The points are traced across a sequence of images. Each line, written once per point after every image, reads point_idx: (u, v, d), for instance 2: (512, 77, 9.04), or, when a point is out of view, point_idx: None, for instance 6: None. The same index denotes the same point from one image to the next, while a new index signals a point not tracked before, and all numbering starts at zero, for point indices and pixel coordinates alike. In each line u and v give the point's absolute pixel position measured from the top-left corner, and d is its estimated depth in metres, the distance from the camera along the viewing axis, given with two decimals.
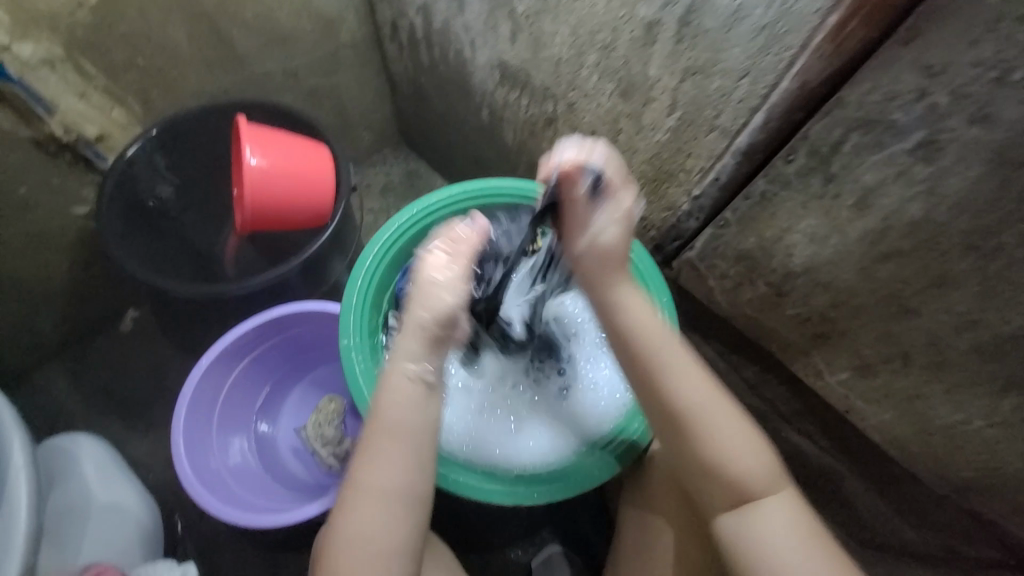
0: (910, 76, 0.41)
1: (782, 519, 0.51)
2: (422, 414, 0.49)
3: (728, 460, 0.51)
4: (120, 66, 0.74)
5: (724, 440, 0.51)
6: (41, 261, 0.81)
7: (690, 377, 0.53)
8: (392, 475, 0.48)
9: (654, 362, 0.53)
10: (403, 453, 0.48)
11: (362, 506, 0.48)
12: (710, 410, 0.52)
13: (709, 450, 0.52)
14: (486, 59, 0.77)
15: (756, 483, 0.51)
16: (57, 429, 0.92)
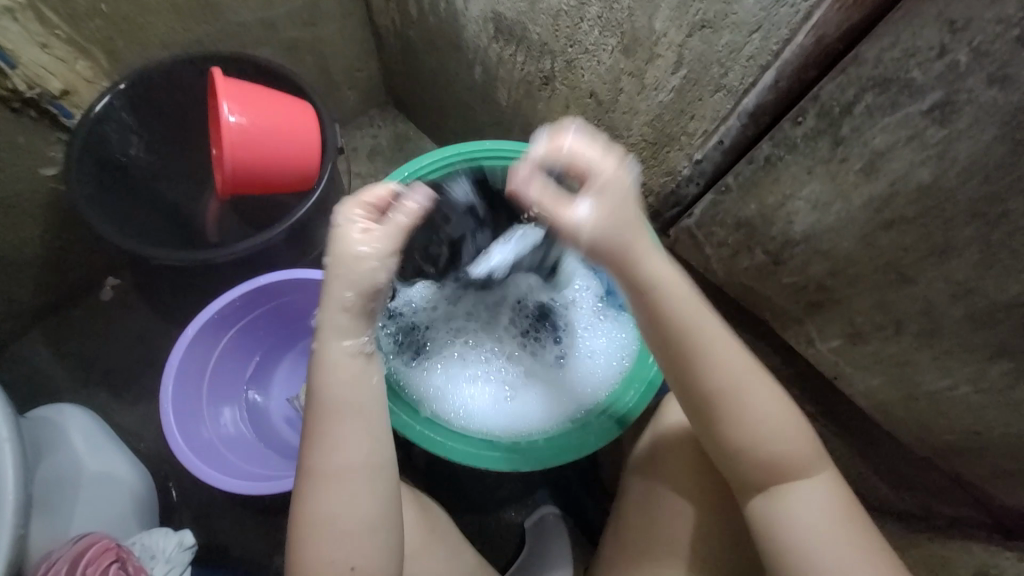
0: (932, 32, 0.39)
1: (820, 493, 0.51)
2: (367, 386, 0.49)
3: (772, 439, 0.51)
4: (83, 14, 0.67)
5: (766, 419, 0.51)
6: (9, 226, 0.77)
7: (734, 359, 0.51)
8: (353, 449, 0.48)
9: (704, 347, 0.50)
10: (355, 427, 0.48)
11: (324, 486, 0.47)
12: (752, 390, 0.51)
13: (752, 431, 0.51)
14: (479, 11, 0.73)
15: (795, 460, 0.51)
16: (40, 399, 0.89)
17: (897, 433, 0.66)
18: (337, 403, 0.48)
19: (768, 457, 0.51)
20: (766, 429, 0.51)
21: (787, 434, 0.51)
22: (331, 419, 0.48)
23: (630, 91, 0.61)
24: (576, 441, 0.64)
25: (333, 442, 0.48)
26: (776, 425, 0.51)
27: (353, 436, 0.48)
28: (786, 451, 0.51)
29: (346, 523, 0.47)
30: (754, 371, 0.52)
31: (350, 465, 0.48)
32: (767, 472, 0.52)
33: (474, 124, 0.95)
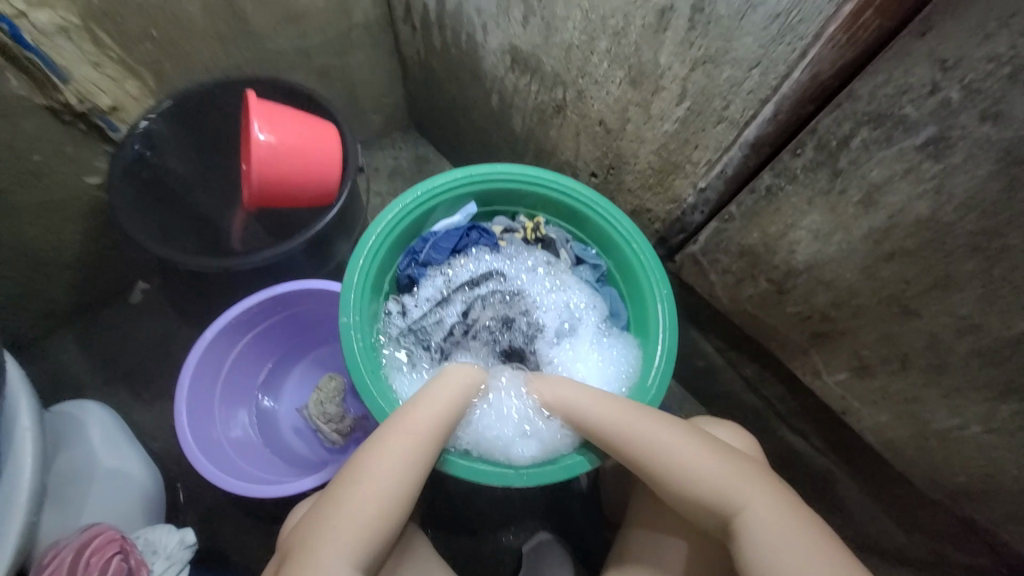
0: (923, 69, 0.40)
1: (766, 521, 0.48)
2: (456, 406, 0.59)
3: (685, 481, 0.52)
4: (134, 38, 0.73)
5: (674, 464, 0.52)
6: (53, 230, 0.82)
7: (619, 419, 0.56)
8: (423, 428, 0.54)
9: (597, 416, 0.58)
10: (434, 418, 0.56)
11: (391, 440, 0.52)
12: (650, 438, 0.54)
13: (664, 474, 0.53)
14: (497, 44, 0.77)
15: (720, 490, 0.50)
16: (64, 395, 0.93)
17: (909, 474, 0.64)
18: (439, 400, 0.57)
19: (693, 498, 0.51)
20: (673, 476, 0.52)
21: (702, 471, 0.51)
22: (432, 410, 0.56)
23: (637, 122, 0.63)
24: (567, 459, 0.62)
25: (417, 422, 0.54)
26: (683, 468, 0.52)
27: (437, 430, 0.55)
28: (708, 487, 0.51)
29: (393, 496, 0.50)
30: (646, 421, 0.55)
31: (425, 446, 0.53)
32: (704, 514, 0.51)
33: (491, 150, 0.99)
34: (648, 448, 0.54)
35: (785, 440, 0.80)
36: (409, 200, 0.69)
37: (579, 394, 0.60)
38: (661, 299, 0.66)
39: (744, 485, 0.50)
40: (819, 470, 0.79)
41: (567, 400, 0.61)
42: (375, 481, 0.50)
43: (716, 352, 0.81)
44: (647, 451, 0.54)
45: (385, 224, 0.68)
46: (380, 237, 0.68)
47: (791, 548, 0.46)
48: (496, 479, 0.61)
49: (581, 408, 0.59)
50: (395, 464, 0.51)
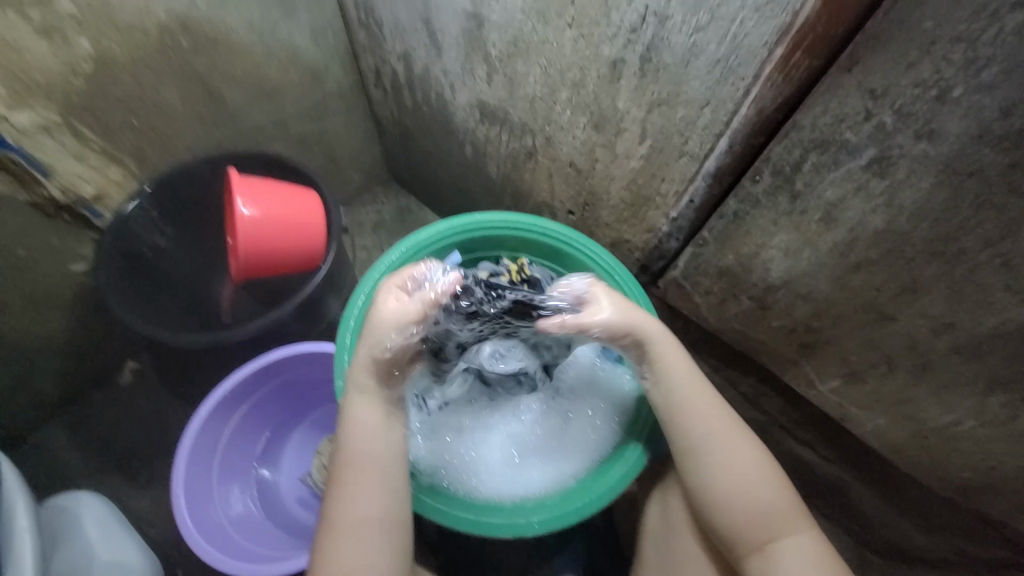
0: (855, 99, 0.43)
1: (802, 548, 0.54)
2: (381, 417, 0.59)
3: (749, 492, 0.56)
4: (116, 128, 0.75)
5: (746, 477, 0.56)
6: (40, 320, 0.82)
7: (716, 418, 0.58)
8: (366, 455, 0.57)
9: (697, 403, 0.58)
10: (367, 444, 0.57)
11: (349, 481, 0.56)
12: (731, 445, 0.57)
13: (737, 477, 0.56)
14: (466, 100, 0.81)
15: (774, 507, 0.55)
16: (56, 489, 0.91)
17: (916, 473, 0.65)
18: (366, 423, 0.58)
19: (744, 509, 0.55)
20: (743, 485, 0.56)
21: (765, 494, 0.56)
22: (364, 436, 0.57)
23: (604, 161, 0.67)
24: (578, 501, 0.63)
25: (356, 455, 0.57)
26: (747, 484, 0.56)
27: (383, 447, 0.58)
28: (767, 507, 0.55)
29: (372, 533, 0.55)
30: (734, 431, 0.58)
31: (373, 472, 0.57)
32: (749, 525, 0.55)
33: (470, 196, 1.02)
34: (734, 453, 0.57)
35: (793, 451, 0.81)
36: (396, 256, 0.71)
37: (686, 377, 0.59)
38: None
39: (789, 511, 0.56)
40: (830, 477, 0.79)
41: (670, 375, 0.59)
42: (341, 525, 0.55)
43: (712, 370, 0.82)
44: (728, 459, 0.57)
45: (373, 282, 0.69)
46: (369, 295, 0.69)
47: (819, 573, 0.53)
48: (510, 530, 0.61)
49: (683, 391, 0.59)
50: (362, 504, 0.56)
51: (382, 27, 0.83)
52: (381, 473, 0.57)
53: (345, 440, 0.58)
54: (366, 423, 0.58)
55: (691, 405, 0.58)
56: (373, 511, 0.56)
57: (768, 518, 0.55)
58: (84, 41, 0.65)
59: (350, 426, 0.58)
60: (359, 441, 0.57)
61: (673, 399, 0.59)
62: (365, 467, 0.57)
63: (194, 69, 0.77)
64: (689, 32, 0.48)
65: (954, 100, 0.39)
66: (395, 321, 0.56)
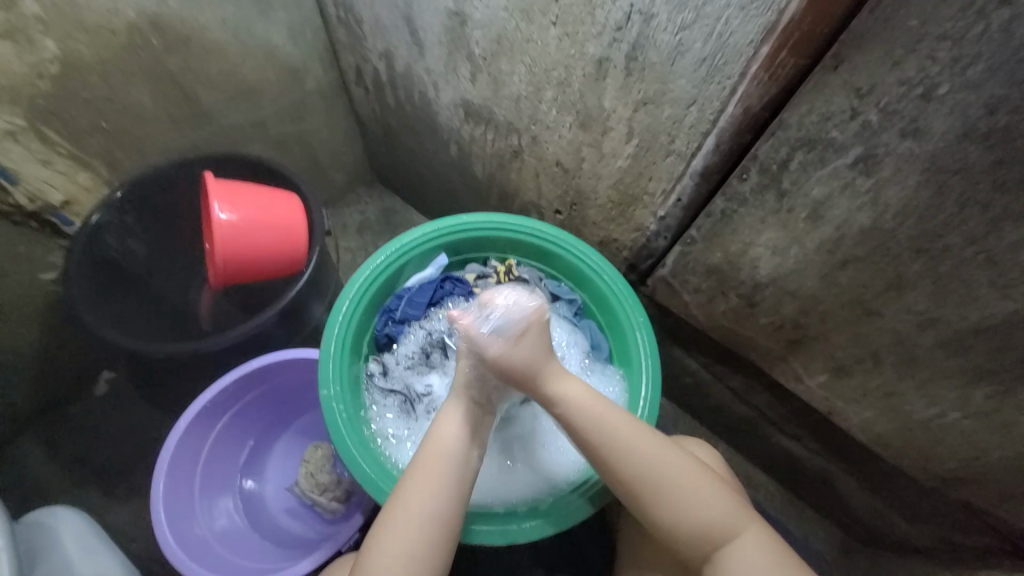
0: (841, 97, 0.43)
1: (754, 554, 0.51)
2: (473, 410, 0.58)
3: (687, 513, 0.52)
4: (84, 132, 0.72)
5: (681, 495, 0.53)
6: (8, 332, 0.78)
7: (633, 443, 0.54)
8: (455, 440, 0.56)
9: (604, 436, 0.55)
10: (456, 432, 0.56)
11: (430, 460, 0.54)
12: (659, 470, 0.53)
13: (667, 502, 0.53)
14: (450, 99, 0.79)
15: (722, 520, 0.52)
16: (29, 506, 0.87)
17: (902, 465, 0.66)
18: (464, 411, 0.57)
19: (687, 529, 0.52)
20: (678, 507, 0.53)
21: (707, 508, 0.52)
22: (458, 424, 0.57)
23: (591, 160, 0.66)
24: (570, 502, 0.62)
25: (443, 450, 0.55)
26: (684, 504, 0.53)
27: (468, 440, 0.56)
28: (709, 522, 0.52)
29: (438, 518, 0.52)
30: (658, 454, 0.54)
31: (456, 470, 0.55)
32: (693, 542, 0.53)
33: (456, 196, 1.01)
34: (663, 478, 0.53)
35: (782, 445, 0.81)
36: (381, 260, 0.70)
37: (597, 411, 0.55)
38: (639, 327, 0.68)
39: (736, 524, 0.52)
40: (818, 470, 0.80)
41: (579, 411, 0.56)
42: (411, 514, 0.51)
43: (701, 368, 0.82)
44: (659, 483, 0.53)
45: (358, 287, 0.68)
46: (354, 301, 0.67)
47: (773, 573, 0.50)
48: (502, 537, 0.61)
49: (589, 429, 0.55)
50: (437, 486, 0.53)
51: (362, 24, 0.81)
52: (462, 475, 0.55)
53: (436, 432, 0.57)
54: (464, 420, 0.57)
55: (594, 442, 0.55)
56: (446, 507, 0.53)
57: (714, 534, 0.52)
58: (49, 42, 0.63)
59: (445, 418, 0.57)
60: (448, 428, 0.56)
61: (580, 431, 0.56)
62: (448, 452, 0.55)
63: (165, 68, 0.74)
64: (675, 30, 0.47)
65: (938, 99, 0.39)
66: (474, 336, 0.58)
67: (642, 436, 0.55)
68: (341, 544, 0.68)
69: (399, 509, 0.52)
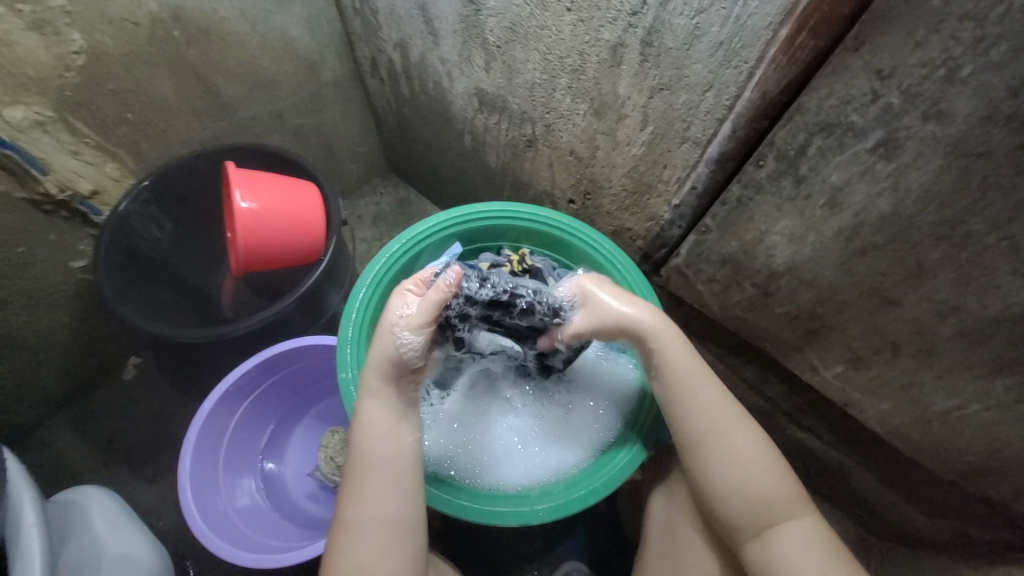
0: (862, 80, 0.42)
1: (801, 530, 0.54)
2: (387, 416, 0.58)
3: (753, 481, 0.55)
4: (110, 122, 0.74)
5: (751, 464, 0.55)
6: (41, 318, 0.82)
7: (721, 407, 0.57)
8: (385, 447, 0.57)
9: (694, 388, 0.58)
10: (378, 443, 0.57)
11: (367, 477, 0.55)
12: (738, 436, 0.56)
13: (738, 468, 0.55)
14: (464, 88, 0.80)
15: (780, 501, 0.54)
16: (62, 484, 0.91)
17: (919, 457, 0.65)
18: (384, 425, 0.57)
19: (749, 497, 0.54)
20: (747, 473, 0.55)
21: (767, 480, 0.55)
22: (383, 437, 0.57)
23: (605, 148, 0.66)
24: (580, 489, 0.62)
25: (373, 457, 0.56)
26: (755, 472, 0.55)
27: (388, 449, 0.57)
28: (768, 492, 0.55)
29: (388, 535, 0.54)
30: (737, 423, 0.57)
31: (390, 471, 0.56)
32: (748, 515, 0.54)
33: (469, 186, 1.01)
34: (738, 445, 0.56)
35: (796, 437, 0.81)
36: (396, 248, 0.71)
37: (688, 361, 0.59)
38: None
39: (797, 505, 0.55)
40: (833, 462, 0.79)
41: (671, 357, 0.59)
42: (363, 531, 0.54)
43: (714, 359, 0.81)
44: (732, 445, 0.56)
45: (374, 275, 0.69)
46: (370, 288, 0.69)
47: (818, 559, 0.52)
48: (515, 519, 0.61)
49: (688, 374, 0.58)
50: (379, 504, 0.55)
51: (377, 15, 0.82)
52: (401, 477, 0.56)
53: (359, 445, 0.57)
54: (384, 420, 0.57)
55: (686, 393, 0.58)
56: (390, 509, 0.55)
57: (771, 510, 0.54)
58: (76, 34, 0.64)
59: (367, 426, 0.57)
60: (372, 443, 0.57)
61: (679, 382, 0.58)
62: (377, 467, 0.56)
63: (188, 60, 0.75)
64: (691, 14, 0.47)
65: (963, 80, 0.38)
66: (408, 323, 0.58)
67: (725, 400, 0.58)
68: None
69: (352, 534, 0.54)
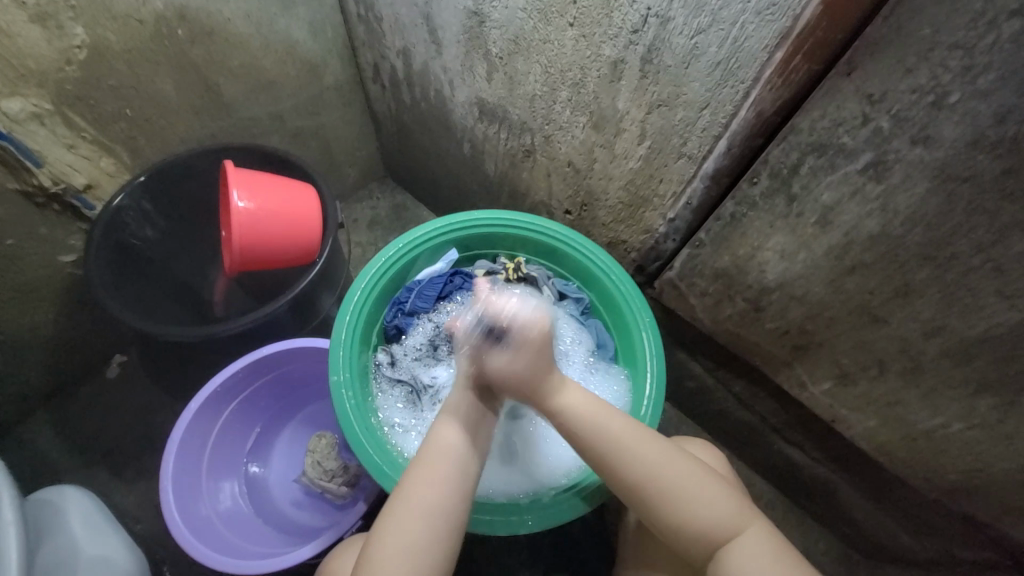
0: (854, 103, 0.44)
1: (764, 560, 0.49)
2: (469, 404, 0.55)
3: (698, 518, 0.51)
4: (108, 117, 0.74)
5: (688, 500, 0.51)
6: (26, 311, 0.80)
7: (636, 452, 0.53)
8: (465, 435, 0.54)
9: (605, 444, 0.53)
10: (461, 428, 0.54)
11: (438, 457, 0.52)
12: (662, 479, 0.52)
13: (674, 511, 0.51)
14: (465, 97, 0.80)
15: (729, 527, 0.51)
16: (38, 484, 0.89)
17: (904, 475, 0.66)
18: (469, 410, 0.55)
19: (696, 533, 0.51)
20: (684, 513, 0.51)
21: (717, 516, 0.51)
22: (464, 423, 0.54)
23: (603, 161, 0.67)
24: (571, 498, 0.63)
25: (451, 451, 0.52)
26: (699, 508, 0.51)
27: (465, 438, 0.54)
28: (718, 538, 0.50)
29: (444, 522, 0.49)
30: (657, 463, 0.52)
31: (467, 476, 0.52)
32: (698, 547, 0.51)
33: (467, 194, 1.02)
34: (664, 488, 0.52)
35: (784, 452, 0.81)
36: (392, 252, 0.71)
37: (606, 423, 0.53)
38: (645, 327, 0.68)
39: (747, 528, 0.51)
40: (820, 479, 0.80)
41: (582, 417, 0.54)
42: (421, 511, 0.49)
43: (705, 372, 0.82)
44: (669, 494, 0.51)
45: (369, 278, 0.69)
46: (365, 291, 0.69)
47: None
48: (504, 527, 0.61)
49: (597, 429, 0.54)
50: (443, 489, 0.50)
51: (381, 22, 0.83)
52: (469, 468, 0.53)
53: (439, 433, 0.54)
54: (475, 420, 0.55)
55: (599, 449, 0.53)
56: (448, 510, 0.50)
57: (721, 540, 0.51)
58: (78, 29, 0.64)
59: (449, 408, 0.55)
60: (451, 426, 0.54)
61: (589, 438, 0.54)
62: (453, 451, 0.53)
63: (190, 59, 0.76)
64: (690, 34, 0.48)
65: (949, 107, 0.40)
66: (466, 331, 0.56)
67: (641, 444, 0.53)
68: (343, 531, 0.69)
69: (407, 511, 0.49)
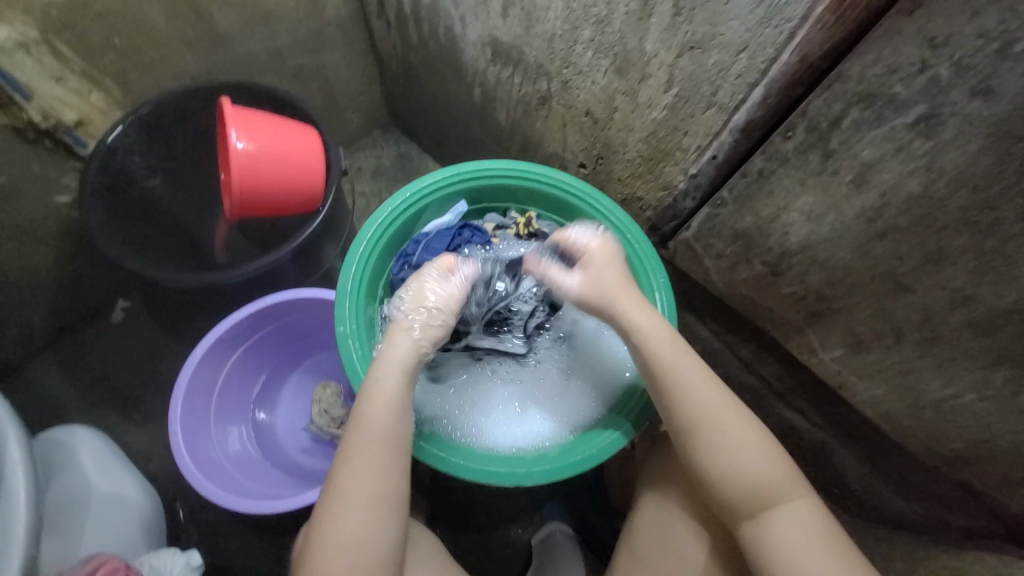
0: (912, 48, 0.40)
1: (798, 515, 0.52)
2: (390, 383, 0.54)
3: (744, 465, 0.53)
4: (96, 47, 0.69)
5: (739, 445, 0.53)
6: (23, 252, 0.79)
7: (699, 392, 0.55)
8: (383, 419, 0.53)
9: (673, 377, 0.55)
10: (385, 413, 0.53)
11: (359, 449, 0.51)
12: (719, 419, 0.54)
13: (725, 453, 0.53)
14: (477, 36, 0.75)
15: (772, 483, 0.52)
16: (50, 422, 0.91)
17: (905, 443, 0.66)
18: (382, 396, 0.54)
19: (740, 482, 0.52)
20: (735, 457, 0.53)
21: (764, 469, 0.53)
22: (379, 406, 0.53)
23: (624, 110, 0.63)
24: (577, 455, 0.62)
25: (372, 430, 0.52)
26: (745, 455, 0.53)
27: (386, 420, 0.53)
28: (764, 482, 0.52)
29: (373, 509, 0.50)
30: (719, 404, 0.55)
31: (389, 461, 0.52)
32: (742, 499, 0.52)
33: (474, 144, 0.98)
34: (720, 428, 0.54)
35: (785, 417, 0.82)
36: (398, 203, 0.68)
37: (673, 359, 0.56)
38: (658, 288, 0.66)
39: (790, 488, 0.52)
40: (818, 444, 0.81)
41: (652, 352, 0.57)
42: (353, 505, 0.50)
43: (713, 336, 0.81)
44: (723, 436, 0.53)
45: (376, 227, 0.67)
46: (371, 242, 0.67)
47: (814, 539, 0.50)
48: (509, 479, 0.61)
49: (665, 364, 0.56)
50: (367, 478, 0.51)
51: None
52: (391, 449, 0.52)
53: (360, 416, 0.53)
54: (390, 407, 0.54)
55: (666, 383, 0.56)
56: (380, 497, 0.51)
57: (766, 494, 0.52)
58: None
59: (372, 397, 0.54)
60: (368, 414, 0.53)
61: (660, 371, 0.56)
62: (371, 441, 0.52)
63: None
64: None
65: (1015, 56, 0.36)
66: (440, 298, 0.59)
67: (705, 384, 0.55)
68: None
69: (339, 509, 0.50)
